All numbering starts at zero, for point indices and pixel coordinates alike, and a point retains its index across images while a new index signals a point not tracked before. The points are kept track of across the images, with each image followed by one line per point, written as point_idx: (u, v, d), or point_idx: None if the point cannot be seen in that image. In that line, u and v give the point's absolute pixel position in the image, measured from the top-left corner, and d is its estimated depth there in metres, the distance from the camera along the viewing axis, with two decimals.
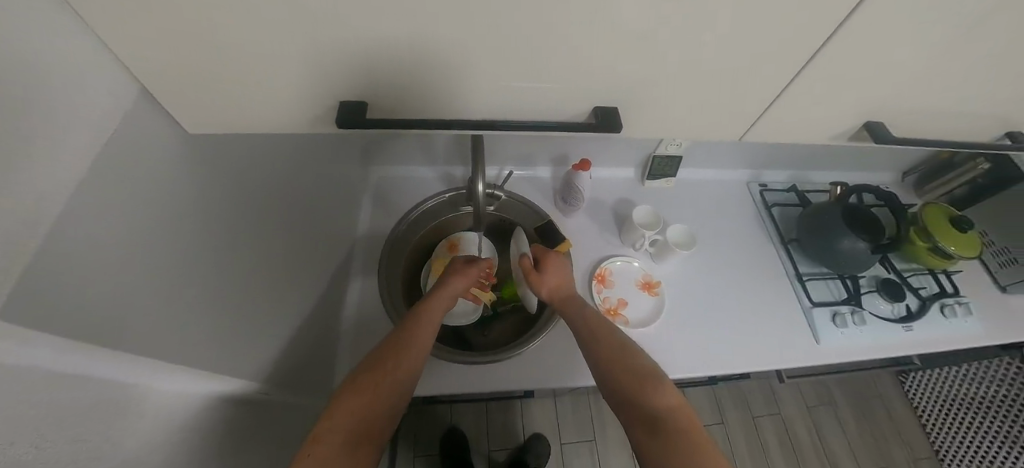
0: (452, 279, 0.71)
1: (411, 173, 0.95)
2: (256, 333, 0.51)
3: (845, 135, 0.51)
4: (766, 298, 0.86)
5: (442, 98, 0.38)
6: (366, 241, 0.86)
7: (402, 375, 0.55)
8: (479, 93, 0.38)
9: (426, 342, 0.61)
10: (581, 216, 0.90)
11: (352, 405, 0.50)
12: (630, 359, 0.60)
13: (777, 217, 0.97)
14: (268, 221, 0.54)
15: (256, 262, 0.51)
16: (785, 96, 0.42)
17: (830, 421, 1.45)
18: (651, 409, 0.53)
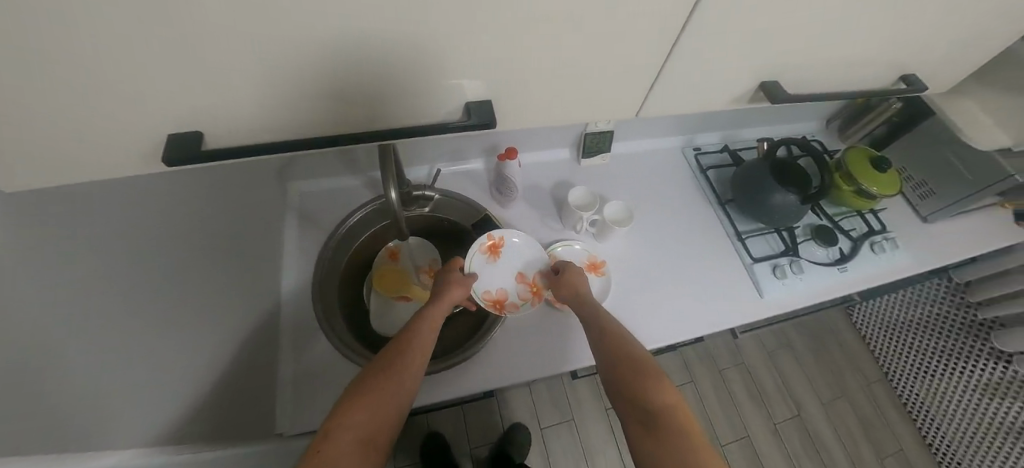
0: (449, 286, 0.68)
1: (331, 183, 0.85)
2: (159, 401, 0.43)
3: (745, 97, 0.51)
4: (711, 259, 0.88)
5: (315, 105, 0.31)
6: (294, 266, 0.77)
7: (410, 378, 0.53)
8: (362, 93, 0.31)
9: (427, 348, 0.58)
10: (520, 204, 0.85)
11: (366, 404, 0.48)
12: (636, 356, 0.60)
13: (713, 180, 0.97)
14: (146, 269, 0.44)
15: (139, 321, 0.42)
16: (702, 59, 0.39)
17: (789, 362, 1.55)
18: (654, 406, 0.53)
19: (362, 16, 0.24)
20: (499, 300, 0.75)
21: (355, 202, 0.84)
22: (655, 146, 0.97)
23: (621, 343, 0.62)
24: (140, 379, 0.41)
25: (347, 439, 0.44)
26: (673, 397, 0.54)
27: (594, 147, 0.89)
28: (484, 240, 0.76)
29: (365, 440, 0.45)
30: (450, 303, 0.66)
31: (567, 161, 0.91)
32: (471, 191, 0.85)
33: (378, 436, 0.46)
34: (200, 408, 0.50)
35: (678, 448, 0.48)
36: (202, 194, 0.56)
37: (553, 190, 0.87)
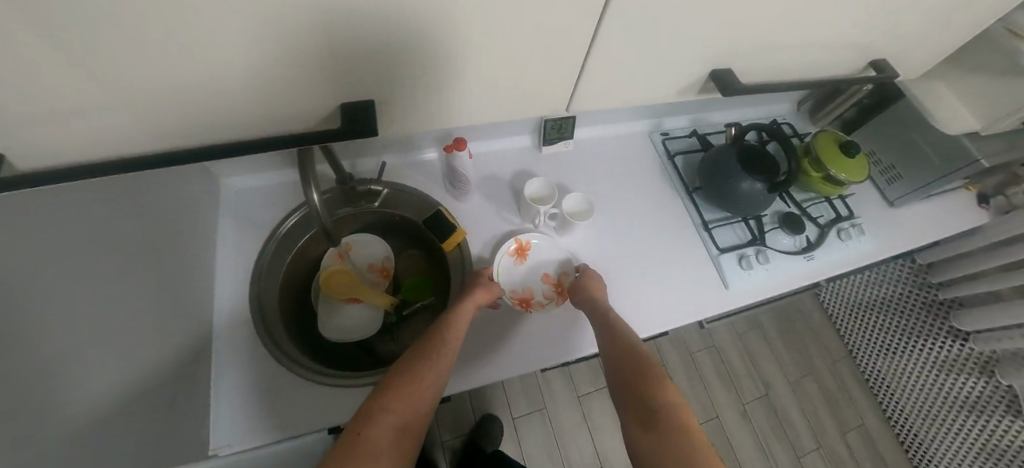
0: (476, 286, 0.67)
1: (270, 176, 0.78)
2: (88, 424, 0.37)
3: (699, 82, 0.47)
4: (675, 250, 0.85)
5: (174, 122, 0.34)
6: (228, 270, 0.70)
7: (441, 377, 0.55)
8: (225, 112, 0.35)
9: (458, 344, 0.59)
10: (476, 196, 0.79)
11: (400, 396, 0.50)
12: (642, 355, 0.58)
13: (681, 167, 0.93)
14: None
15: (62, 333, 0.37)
16: None
17: (759, 343, 1.57)
18: (652, 404, 0.51)
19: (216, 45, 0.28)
20: (524, 299, 0.73)
21: (296, 198, 0.76)
22: (619, 131, 0.92)
23: (631, 341, 0.60)
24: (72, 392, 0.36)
25: (384, 427, 0.47)
26: (683, 405, 0.52)
27: (555, 134, 0.83)
28: (512, 241, 0.75)
29: (399, 428, 0.48)
30: (484, 303, 0.66)
31: (527, 149, 0.85)
32: (423, 184, 0.79)
33: (410, 427, 0.49)
34: None
35: (679, 445, 0.46)
36: None
37: (511, 181, 0.82)
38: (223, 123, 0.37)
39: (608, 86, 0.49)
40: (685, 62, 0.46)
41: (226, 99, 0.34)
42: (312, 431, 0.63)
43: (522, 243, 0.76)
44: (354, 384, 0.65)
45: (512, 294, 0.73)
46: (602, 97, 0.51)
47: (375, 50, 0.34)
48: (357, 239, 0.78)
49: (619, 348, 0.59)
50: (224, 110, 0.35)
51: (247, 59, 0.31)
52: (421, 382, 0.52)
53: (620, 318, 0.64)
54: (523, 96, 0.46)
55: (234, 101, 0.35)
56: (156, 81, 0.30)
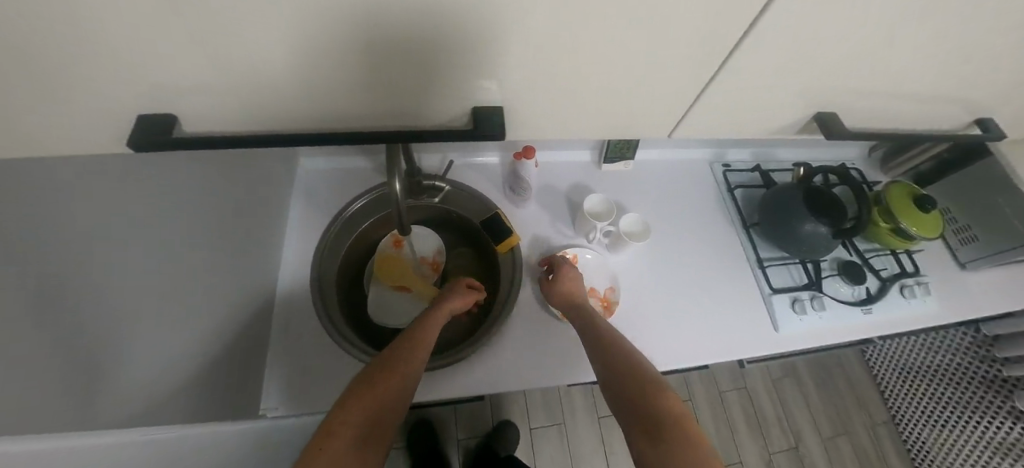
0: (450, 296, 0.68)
1: (343, 163, 0.82)
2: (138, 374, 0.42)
3: (790, 123, 0.46)
4: (726, 283, 0.83)
5: (263, 112, 0.32)
6: (294, 246, 0.74)
7: (409, 382, 0.53)
8: (298, 103, 0.32)
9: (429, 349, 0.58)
10: (532, 205, 0.81)
11: (362, 404, 0.47)
12: (640, 365, 0.55)
13: (740, 200, 0.91)
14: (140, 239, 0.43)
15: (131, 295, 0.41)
16: (739, 77, 0.35)
17: (794, 393, 1.50)
18: (660, 412, 0.48)
19: (264, 29, 0.24)
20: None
21: (363, 186, 0.80)
22: (682, 157, 0.92)
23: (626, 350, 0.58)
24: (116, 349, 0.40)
25: (347, 428, 0.44)
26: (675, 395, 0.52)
27: (618, 153, 0.84)
28: (559, 255, 0.76)
29: (363, 441, 0.44)
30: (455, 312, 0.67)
31: (587, 165, 0.86)
32: (482, 186, 0.81)
33: (375, 434, 0.46)
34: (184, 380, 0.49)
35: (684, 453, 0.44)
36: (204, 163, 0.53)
37: (569, 194, 0.83)
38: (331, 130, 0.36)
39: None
40: None
41: (269, 93, 0.30)
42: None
43: (568, 256, 0.76)
44: None
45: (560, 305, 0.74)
46: None
47: (419, 48, 0.27)
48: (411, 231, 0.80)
49: (611, 359, 0.57)
50: (286, 105, 0.32)
51: (284, 56, 0.26)
52: (387, 386, 0.50)
53: (608, 328, 0.62)
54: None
55: (282, 94, 0.30)
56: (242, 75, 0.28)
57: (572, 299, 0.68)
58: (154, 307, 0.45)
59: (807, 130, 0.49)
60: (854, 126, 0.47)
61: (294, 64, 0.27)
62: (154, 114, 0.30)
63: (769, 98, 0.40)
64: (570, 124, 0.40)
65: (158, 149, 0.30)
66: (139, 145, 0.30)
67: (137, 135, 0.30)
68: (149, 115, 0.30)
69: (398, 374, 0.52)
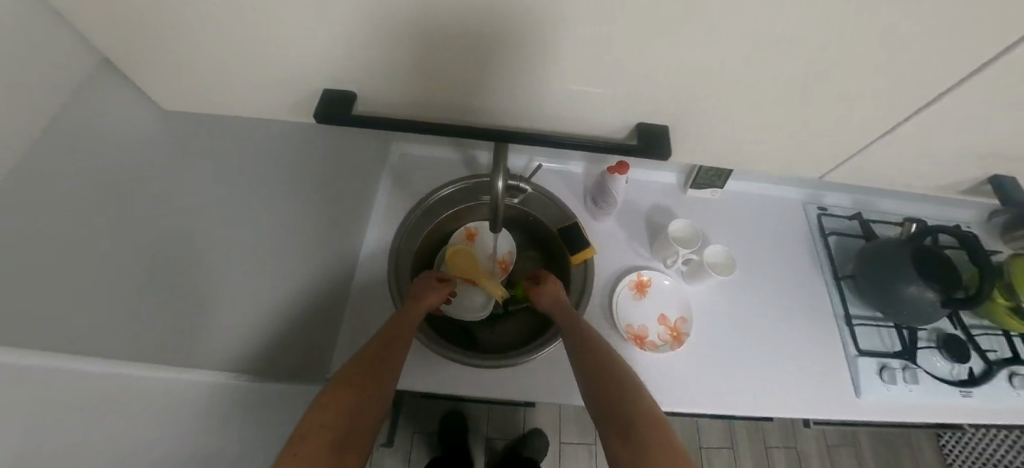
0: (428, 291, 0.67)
1: (432, 151, 0.85)
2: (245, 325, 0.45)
3: (947, 178, 0.42)
4: (806, 334, 0.77)
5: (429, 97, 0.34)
6: (376, 222, 0.78)
7: (388, 379, 0.53)
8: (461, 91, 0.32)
9: (403, 340, 0.58)
10: (611, 219, 0.79)
11: (335, 406, 0.46)
12: (615, 371, 0.54)
13: (833, 248, 0.84)
14: None
15: None
16: (919, 126, 0.32)
17: (848, 464, 1.36)
18: (630, 420, 0.48)
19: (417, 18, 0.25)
20: (640, 336, 0.70)
21: (447, 176, 0.83)
22: (773, 193, 0.87)
23: (604, 355, 0.56)
24: None
25: (317, 428, 0.44)
26: (653, 403, 0.50)
27: (708, 180, 0.80)
28: (633, 275, 0.74)
29: (337, 443, 0.44)
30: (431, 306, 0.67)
31: (672, 187, 0.84)
32: (563, 194, 0.80)
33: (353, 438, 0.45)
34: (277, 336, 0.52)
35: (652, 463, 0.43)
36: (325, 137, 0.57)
37: (649, 214, 0.80)
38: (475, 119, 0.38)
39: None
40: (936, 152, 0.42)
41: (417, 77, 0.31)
42: (406, 389, 0.67)
43: (643, 278, 0.74)
44: (457, 360, 0.68)
45: (627, 328, 0.71)
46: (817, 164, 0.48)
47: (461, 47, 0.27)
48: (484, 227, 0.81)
49: (587, 367, 0.55)
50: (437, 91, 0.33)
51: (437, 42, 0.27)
52: (363, 385, 0.50)
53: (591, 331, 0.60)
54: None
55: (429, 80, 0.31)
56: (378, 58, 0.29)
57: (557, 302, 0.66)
58: None
59: (960, 189, 0.44)
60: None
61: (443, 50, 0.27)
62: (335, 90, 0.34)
63: (930, 151, 0.37)
64: (709, 149, 0.38)
65: (335, 122, 0.33)
66: (322, 116, 0.33)
67: (322, 106, 0.34)
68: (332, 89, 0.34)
69: (376, 371, 0.52)
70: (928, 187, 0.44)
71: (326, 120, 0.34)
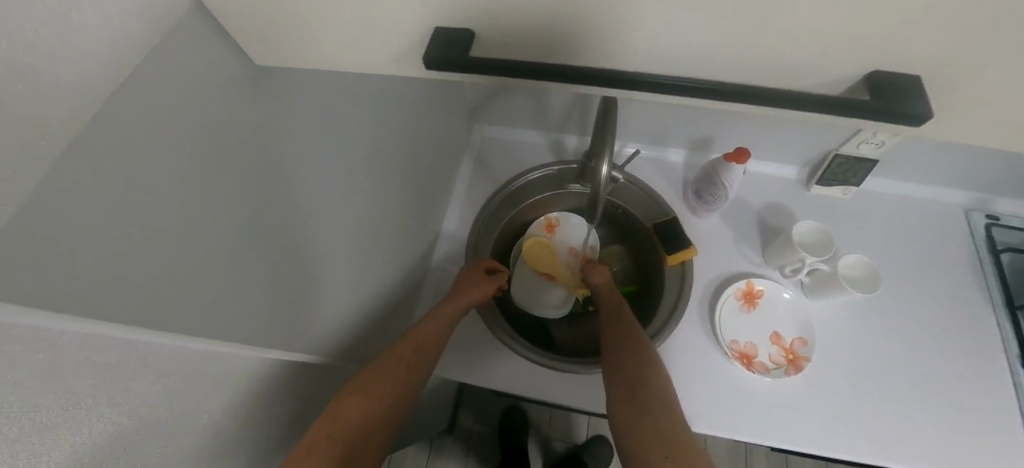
0: (468, 287, 0.61)
1: (515, 135, 0.79)
2: None
3: None
4: (970, 375, 0.61)
5: None
6: (456, 206, 0.75)
7: (416, 376, 0.51)
8: None
9: (431, 348, 0.54)
10: (714, 217, 0.69)
11: (349, 411, 0.44)
12: (638, 342, 0.53)
13: (1007, 268, 0.66)
14: None
15: None
16: None
17: None
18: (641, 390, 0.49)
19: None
20: (747, 355, 0.60)
21: (530, 160, 0.77)
22: (925, 196, 0.71)
23: (632, 327, 0.56)
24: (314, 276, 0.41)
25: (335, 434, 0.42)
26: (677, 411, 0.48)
27: (841, 176, 0.66)
28: (741, 283, 0.64)
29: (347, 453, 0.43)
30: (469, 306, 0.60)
31: (791, 183, 0.71)
32: (658, 184, 0.71)
33: (365, 442, 0.45)
34: None
35: (648, 431, 0.46)
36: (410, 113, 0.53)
37: (762, 214, 0.69)
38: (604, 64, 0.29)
39: None
40: None
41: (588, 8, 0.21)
42: (474, 383, 0.64)
43: (754, 287, 0.64)
44: (525, 357, 0.64)
45: (730, 343, 0.61)
46: None
47: None
48: (566, 218, 0.75)
49: (613, 334, 0.55)
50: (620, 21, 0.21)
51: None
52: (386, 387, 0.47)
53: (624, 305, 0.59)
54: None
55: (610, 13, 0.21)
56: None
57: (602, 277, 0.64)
58: None
59: None
60: None
61: None
62: (449, 28, 0.24)
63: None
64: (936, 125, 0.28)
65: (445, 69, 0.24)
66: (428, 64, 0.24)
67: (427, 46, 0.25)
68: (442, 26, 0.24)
69: (400, 373, 0.49)
70: None
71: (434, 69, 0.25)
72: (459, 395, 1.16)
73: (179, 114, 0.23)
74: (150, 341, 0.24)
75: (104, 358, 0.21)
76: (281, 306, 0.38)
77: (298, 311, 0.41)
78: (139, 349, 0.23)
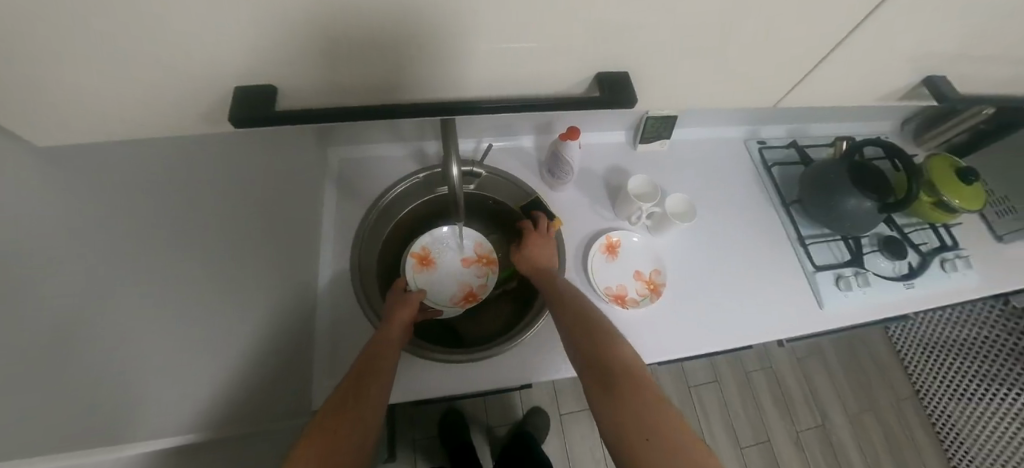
0: (394, 309, 0.62)
1: (376, 152, 0.80)
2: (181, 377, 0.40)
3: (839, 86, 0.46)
4: (771, 263, 0.80)
5: (362, 80, 0.33)
6: (332, 237, 0.73)
7: (374, 399, 0.48)
8: (390, 63, 0.31)
9: (389, 367, 0.53)
10: (571, 189, 0.79)
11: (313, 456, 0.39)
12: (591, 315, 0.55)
13: (778, 177, 0.89)
14: (171, 233, 0.41)
15: (165, 288, 0.39)
16: None
17: (819, 371, 1.50)
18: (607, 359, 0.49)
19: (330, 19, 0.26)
20: (619, 295, 0.71)
21: (397, 174, 0.78)
22: (716, 136, 0.90)
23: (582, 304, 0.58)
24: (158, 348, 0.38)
25: None
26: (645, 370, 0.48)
27: (655, 132, 0.81)
28: (602, 238, 0.74)
29: None
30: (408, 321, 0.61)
31: (622, 146, 0.84)
32: (519, 170, 0.79)
33: None
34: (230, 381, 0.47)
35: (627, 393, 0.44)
36: (232, 155, 0.51)
37: (606, 177, 0.81)
38: (382, 85, 0.34)
39: (760, 86, 0.46)
40: (868, 61, 0.44)
41: (347, 64, 0.30)
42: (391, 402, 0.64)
43: (613, 239, 0.75)
44: (442, 360, 0.66)
45: (605, 290, 0.71)
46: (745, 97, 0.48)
47: (389, 34, 0.27)
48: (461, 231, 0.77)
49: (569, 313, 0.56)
50: (367, 70, 0.31)
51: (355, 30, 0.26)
52: (343, 436, 0.43)
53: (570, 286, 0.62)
54: (704, 85, 0.43)
55: (357, 66, 0.31)
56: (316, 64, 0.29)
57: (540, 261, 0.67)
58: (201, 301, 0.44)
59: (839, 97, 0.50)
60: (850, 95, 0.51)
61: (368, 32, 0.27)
62: (246, 87, 0.31)
63: (838, 48, 0.40)
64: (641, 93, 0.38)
65: (252, 121, 0.30)
66: (236, 119, 0.30)
67: (238, 107, 0.31)
68: (241, 86, 0.31)
69: (353, 414, 0.46)
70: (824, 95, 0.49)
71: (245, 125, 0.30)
72: (395, 420, 1.15)
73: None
74: None
75: None
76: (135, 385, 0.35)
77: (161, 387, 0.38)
78: None
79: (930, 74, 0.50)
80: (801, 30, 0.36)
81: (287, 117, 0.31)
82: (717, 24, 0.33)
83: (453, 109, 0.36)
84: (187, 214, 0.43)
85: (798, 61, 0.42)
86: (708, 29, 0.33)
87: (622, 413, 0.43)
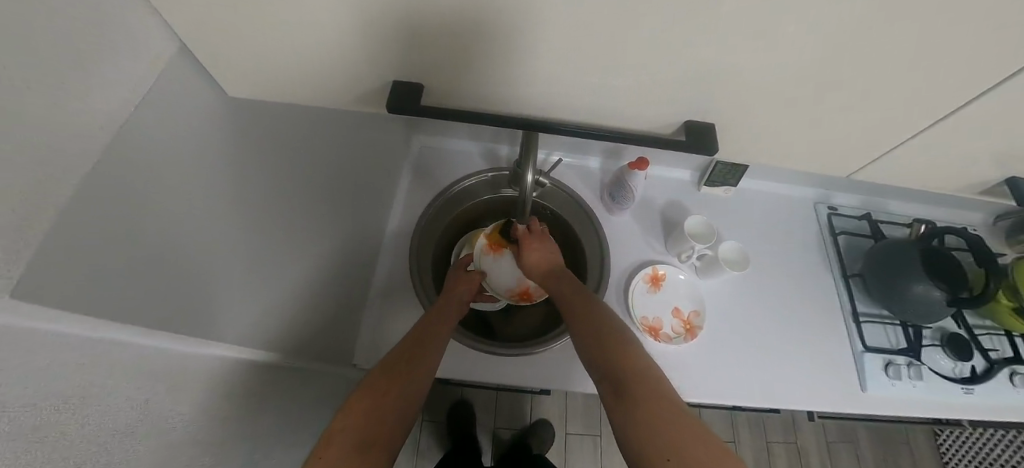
0: (456, 285, 0.69)
1: (453, 145, 0.87)
2: (272, 302, 0.48)
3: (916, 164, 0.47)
4: (817, 331, 0.78)
5: (476, 78, 0.40)
6: (399, 212, 0.80)
7: (421, 363, 0.52)
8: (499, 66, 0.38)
9: (443, 337, 0.58)
10: (626, 215, 0.81)
11: (358, 408, 0.43)
12: (615, 332, 0.52)
13: (842, 247, 0.86)
14: (289, 180, 0.49)
15: (277, 222, 0.48)
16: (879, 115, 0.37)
17: (849, 461, 1.39)
18: (627, 379, 0.45)
19: (467, 32, 0.34)
20: (654, 328, 0.72)
21: (469, 168, 0.85)
22: (784, 193, 0.89)
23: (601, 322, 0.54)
24: (264, 270, 0.46)
25: (346, 433, 0.40)
26: (666, 382, 0.45)
27: (722, 177, 0.82)
28: (648, 268, 0.76)
29: (360, 445, 0.40)
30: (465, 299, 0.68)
31: (685, 184, 0.86)
32: (580, 187, 0.83)
33: (379, 439, 0.41)
34: (299, 318, 0.54)
35: (649, 413, 0.40)
36: (344, 127, 0.60)
37: (663, 210, 0.83)
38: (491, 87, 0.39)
39: (838, 155, 0.48)
40: (965, 143, 0.44)
41: (465, 63, 0.38)
42: None
43: (658, 272, 0.77)
44: (476, 350, 0.71)
45: (642, 319, 0.73)
46: (824, 162, 0.50)
47: (506, 47, 0.35)
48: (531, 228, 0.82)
49: (592, 332, 0.52)
50: (483, 72, 0.39)
51: (484, 37, 0.34)
52: (391, 394, 0.46)
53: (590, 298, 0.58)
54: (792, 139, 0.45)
55: (477, 67, 0.39)
56: (448, 60, 0.38)
57: (543, 270, 0.67)
58: (295, 242, 0.52)
59: (913, 171, 0.50)
60: (924, 178, 0.52)
61: (490, 44, 0.35)
62: (401, 80, 0.42)
63: (929, 125, 0.41)
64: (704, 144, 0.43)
65: (404, 110, 0.42)
66: (396, 102, 0.42)
67: (393, 95, 0.43)
68: (398, 80, 0.42)
69: (402, 375, 0.49)
70: (902, 167, 0.50)
71: (395, 112, 0.42)
72: None
73: (106, 121, 0.27)
74: (150, 342, 0.30)
75: (122, 354, 0.27)
76: (247, 299, 0.43)
77: (264, 303, 0.46)
78: (146, 346, 0.29)
79: (1008, 175, 0.51)
80: (880, 100, 0.38)
81: (426, 109, 0.43)
82: (816, 77, 0.35)
83: (542, 124, 0.45)
84: (301, 169, 0.51)
85: (892, 130, 0.42)
86: (785, 87, 0.37)
87: (644, 442, 0.39)
